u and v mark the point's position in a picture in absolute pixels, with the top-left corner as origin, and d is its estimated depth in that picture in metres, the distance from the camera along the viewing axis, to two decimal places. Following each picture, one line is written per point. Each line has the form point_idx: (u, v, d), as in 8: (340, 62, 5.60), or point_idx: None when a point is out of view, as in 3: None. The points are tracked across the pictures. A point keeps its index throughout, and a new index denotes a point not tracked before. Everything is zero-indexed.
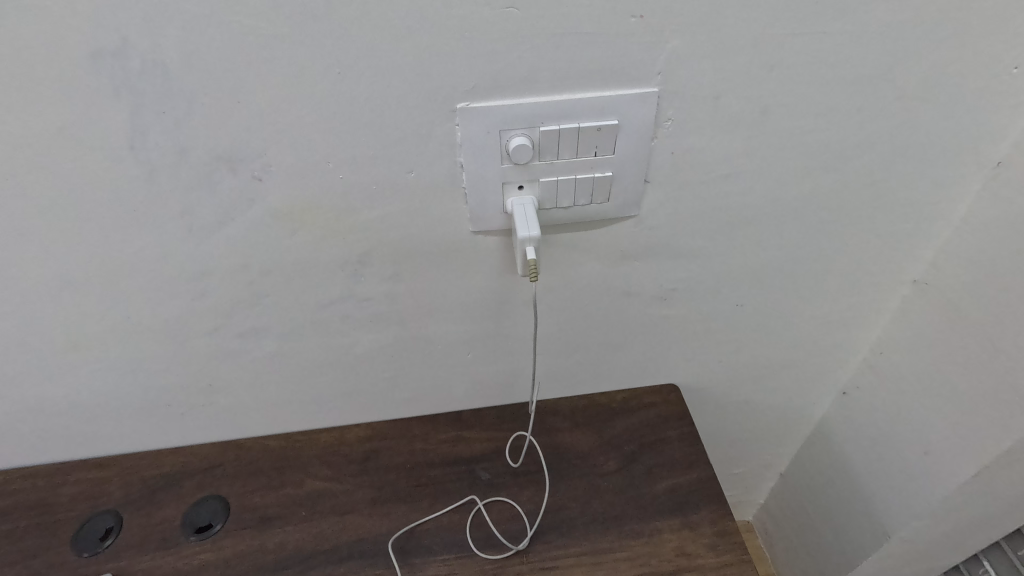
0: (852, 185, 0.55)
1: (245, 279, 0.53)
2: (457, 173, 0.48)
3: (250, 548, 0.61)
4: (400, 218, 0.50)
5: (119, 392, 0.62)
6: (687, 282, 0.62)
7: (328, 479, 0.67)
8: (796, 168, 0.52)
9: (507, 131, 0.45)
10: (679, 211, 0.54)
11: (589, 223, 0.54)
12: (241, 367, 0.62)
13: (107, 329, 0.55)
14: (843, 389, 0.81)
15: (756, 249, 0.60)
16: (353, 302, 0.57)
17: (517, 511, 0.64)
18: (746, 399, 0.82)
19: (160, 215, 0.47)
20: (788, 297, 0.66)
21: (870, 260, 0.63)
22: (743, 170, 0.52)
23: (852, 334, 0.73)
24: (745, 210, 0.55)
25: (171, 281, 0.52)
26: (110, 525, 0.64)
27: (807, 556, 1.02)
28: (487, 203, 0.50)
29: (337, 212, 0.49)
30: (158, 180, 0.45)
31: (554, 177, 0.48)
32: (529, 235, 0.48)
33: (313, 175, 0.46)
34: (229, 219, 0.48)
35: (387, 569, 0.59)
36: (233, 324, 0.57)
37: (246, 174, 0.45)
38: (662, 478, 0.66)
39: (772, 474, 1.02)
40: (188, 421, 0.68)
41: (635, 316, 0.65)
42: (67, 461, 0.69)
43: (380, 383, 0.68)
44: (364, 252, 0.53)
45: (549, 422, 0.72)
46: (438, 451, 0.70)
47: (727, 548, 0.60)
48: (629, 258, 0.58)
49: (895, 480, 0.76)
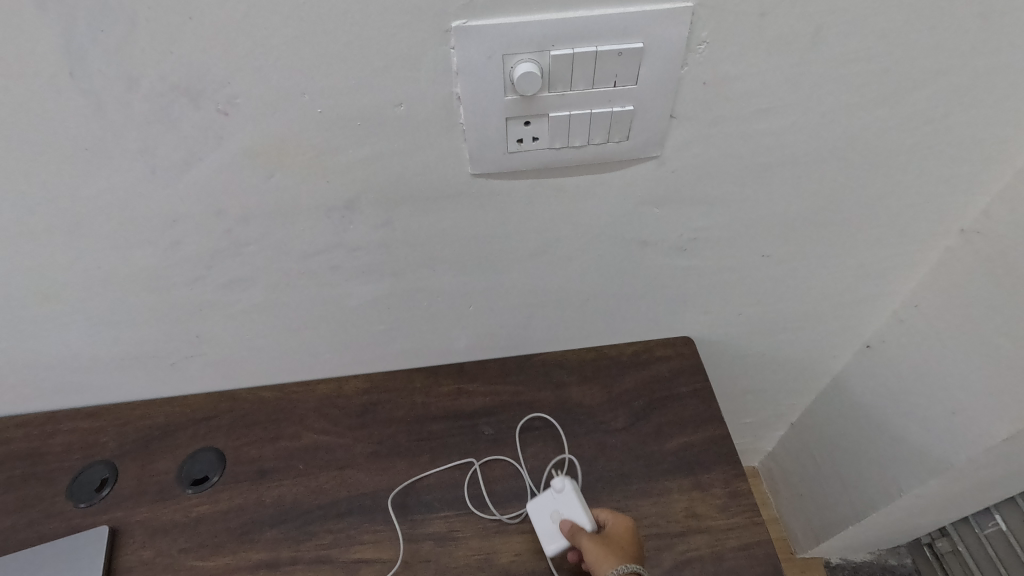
0: (910, 122, 0.48)
1: (222, 226, 0.48)
2: (453, 106, 0.41)
3: (247, 501, 0.60)
4: (391, 158, 0.45)
5: (101, 343, 0.59)
6: (710, 231, 0.56)
7: (325, 432, 0.65)
8: (845, 101, 0.45)
9: (512, 56, 0.38)
10: (707, 152, 0.48)
11: (604, 165, 0.48)
12: (228, 318, 0.58)
13: (78, 278, 0.51)
14: (867, 342, 0.77)
15: (791, 194, 0.53)
16: (343, 252, 0.52)
17: (518, 469, 0.62)
18: (763, 352, 0.78)
19: (117, 154, 0.41)
20: (820, 245, 0.60)
21: (915, 206, 0.57)
22: (785, 104, 0.45)
23: (886, 284, 0.67)
24: (781, 151, 0.49)
25: (141, 227, 0.47)
26: (105, 476, 0.63)
27: (810, 504, 1.02)
28: (489, 141, 0.44)
29: (317, 152, 0.43)
30: (108, 112, 0.39)
31: (565, 112, 0.42)
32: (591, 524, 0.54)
33: (288, 109, 0.40)
34: (197, 160, 0.43)
35: (387, 525, 0.58)
36: (214, 274, 0.52)
37: (210, 108, 0.39)
38: (673, 436, 0.63)
39: (782, 424, 0.99)
40: (178, 372, 0.64)
41: (651, 267, 0.60)
42: (58, 409, 0.67)
43: (376, 334, 0.63)
44: (351, 196, 0.47)
45: (555, 374, 0.69)
46: (439, 404, 0.67)
47: (738, 510, 0.58)
48: (648, 204, 0.52)
49: (914, 439, 0.73)
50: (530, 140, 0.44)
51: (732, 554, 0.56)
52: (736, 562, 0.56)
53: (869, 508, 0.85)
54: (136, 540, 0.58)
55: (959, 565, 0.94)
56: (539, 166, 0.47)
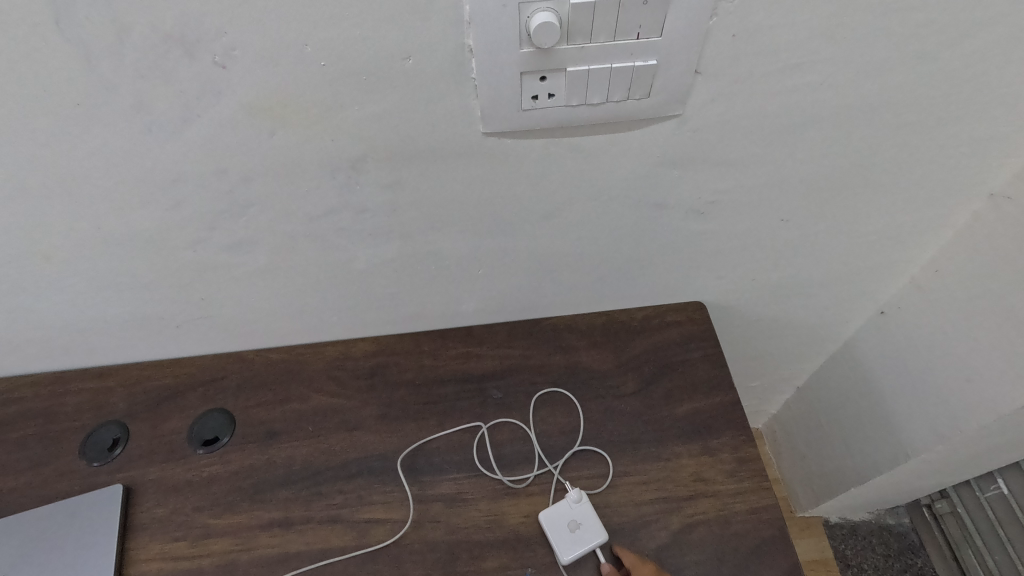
0: (948, 80, 0.45)
1: (223, 186, 0.46)
2: (465, 59, 0.39)
3: (258, 462, 0.61)
4: (398, 115, 0.42)
5: (105, 305, 0.58)
6: (730, 194, 0.54)
7: (334, 395, 0.65)
8: (883, 56, 0.43)
9: (529, 4, 0.36)
10: (731, 111, 0.45)
11: (623, 124, 0.45)
12: (233, 281, 0.57)
13: (79, 240, 0.50)
14: (882, 307, 0.76)
15: (817, 155, 0.51)
16: (349, 214, 0.51)
17: (527, 433, 0.62)
18: (775, 316, 0.77)
19: (111, 109, 0.39)
20: (841, 209, 0.58)
21: (945, 169, 0.54)
22: (818, 58, 0.42)
23: (906, 250, 0.65)
24: (810, 110, 0.46)
25: (139, 186, 0.45)
26: (117, 435, 0.63)
27: (814, 465, 1.03)
28: (502, 97, 0.41)
29: (321, 108, 0.41)
30: (99, 65, 0.36)
31: (583, 66, 0.40)
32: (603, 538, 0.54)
33: (291, 63, 0.38)
34: (195, 116, 0.40)
35: (397, 487, 0.59)
36: (218, 235, 0.51)
37: (207, 60, 0.37)
38: (682, 401, 0.63)
39: (789, 387, 0.99)
40: (185, 334, 0.64)
41: (666, 231, 0.58)
42: (67, 369, 0.67)
43: (383, 297, 0.62)
44: (357, 156, 0.45)
45: (565, 338, 0.68)
46: (447, 367, 0.66)
47: (746, 475, 0.58)
48: (666, 166, 0.50)
49: (925, 405, 0.72)
50: (545, 96, 0.42)
51: (739, 518, 0.56)
52: (743, 525, 0.56)
53: (875, 471, 0.85)
54: (150, 498, 0.59)
55: (957, 525, 0.96)
56: (554, 124, 0.44)
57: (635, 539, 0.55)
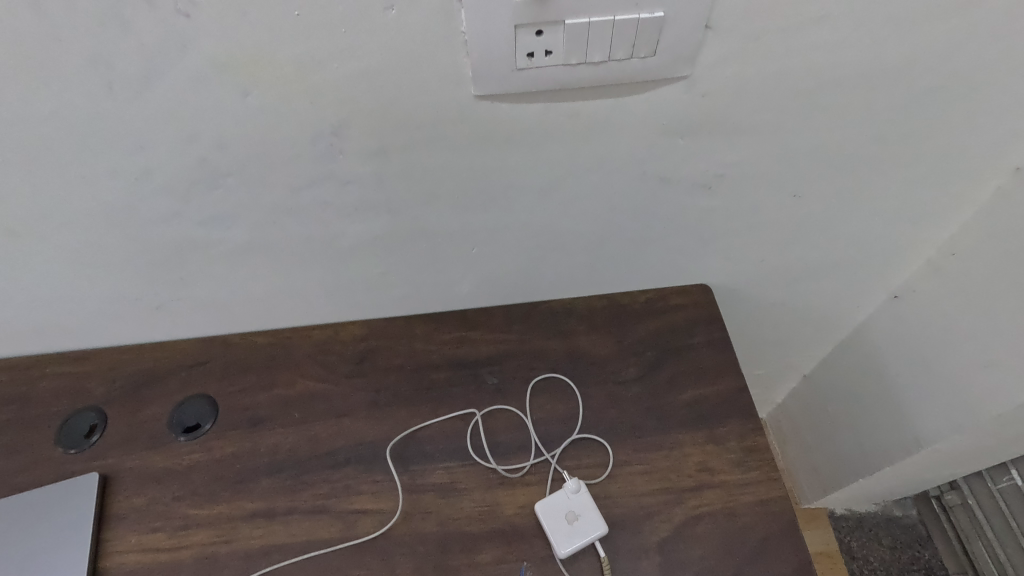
0: (979, 39, 0.42)
1: (196, 153, 0.43)
2: (453, 10, 0.36)
3: (241, 450, 0.58)
4: (383, 75, 0.39)
5: (78, 284, 0.55)
6: (739, 166, 0.51)
7: (322, 380, 0.62)
8: (909, 9, 0.39)
9: None
10: (743, 73, 0.42)
11: (626, 88, 0.42)
12: (213, 258, 0.54)
13: (45, 212, 0.47)
14: (895, 292, 0.72)
15: (834, 123, 0.48)
16: (333, 186, 0.47)
17: (523, 420, 0.59)
18: (784, 301, 0.74)
19: (67, 64, 0.36)
20: (857, 185, 0.55)
21: (969, 140, 0.51)
22: (839, 12, 0.39)
23: (923, 229, 0.62)
24: (829, 72, 0.43)
25: (105, 153, 0.42)
26: (94, 422, 0.60)
27: (820, 456, 1.00)
28: (495, 54, 0.38)
29: (298, 66, 0.38)
30: (50, 12, 0.33)
31: (583, 19, 0.36)
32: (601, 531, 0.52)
33: (262, 12, 0.34)
34: (160, 73, 0.37)
35: (387, 476, 0.56)
36: (194, 209, 0.48)
37: (167, 7, 0.34)
38: (687, 388, 0.60)
39: (796, 375, 0.96)
40: (165, 316, 0.61)
41: (672, 207, 0.55)
42: (42, 354, 0.64)
43: (373, 278, 0.59)
44: (339, 121, 0.42)
45: (563, 322, 0.65)
46: (440, 352, 0.63)
47: (754, 465, 0.56)
48: (672, 134, 0.47)
49: (940, 393, 0.69)
50: (542, 54, 0.38)
51: (746, 510, 0.54)
52: (751, 518, 0.53)
53: (884, 461, 0.82)
54: (128, 488, 0.57)
55: (968, 517, 0.93)
56: (551, 86, 0.41)
57: (636, 532, 0.53)
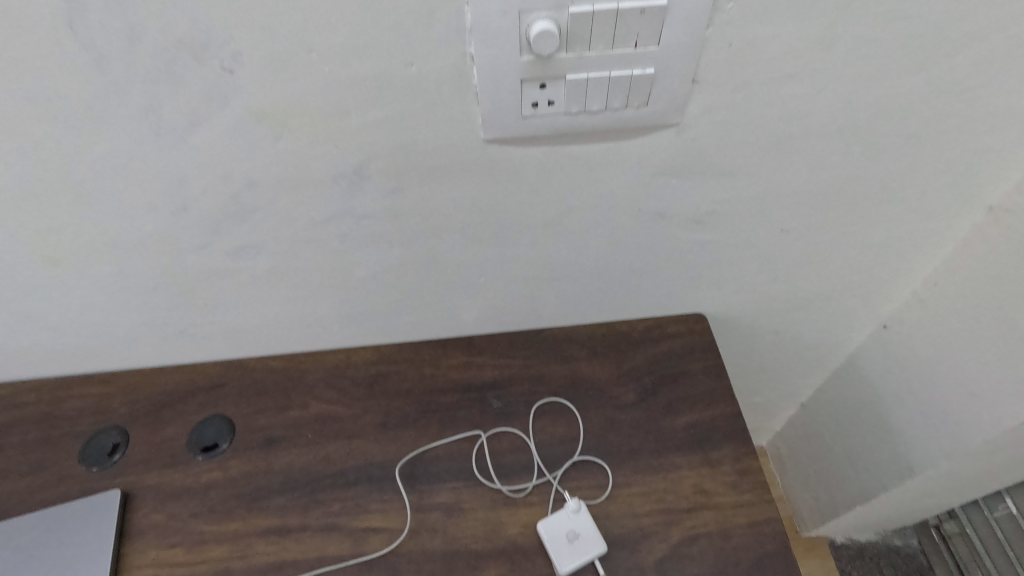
0: (943, 91, 0.46)
1: (228, 191, 0.47)
2: (467, 68, 0.40)
3: (256, 469, 0.60)
4: (402, 122, 0.43)
5: (109, 310, 0.58)
6: (728, 204, 0.55)
7: (334, 402, 0.65)
8: (878, 65, 0.43)
9: (528, 12, 0.37)
10: (729, 120, 0.46)
11: (622, 133, 0.46)
12: (236, 286, 0.57)
13: (86, 242, 0.50)
14: (884, 322, 0.75)
15: (815, 165, 0.51)
16: (352, 220, 0.51)
17: (526, 442, 0.61)
18: (777, 330, 0.77)
19: (121, 112, 0.40)
20: (840, 222, 0.59)
21: (944, 180, 0.55)
22: (814, 69, 0.43)
23: (907, 262, 0.65)
24: (808, 120, 0.47)
25: (147, 190, 0.46)
26: (117, 441, 0.63)
27: (819, 484, 1.01)
28: (503, 104, 0.42)
29: (325, 114, 0.42)
30: (109, 68, 0.37)
31: (582, 75, 0.41)
32: (600, 550, 0.54)
33: (296, 69, 0.39)
34: (202, 120, 0.41)
35: (394, 495, 0.58)
36: (222, 240, 0.52)
37: (214, 65, 0.38)
38: (683, 413, 0.63)
39: (792, 403, 0.98)
40: (187, 340, 0.64)
41: (667, 240, 0.58)
42: (69, 375, 0.67)
43: (385, 305, 0.63)
44: (360, 162, 0.46)
45: (565, 348, 0.68)
46: (447, 377, 0.66)
47: (748, 487, 0.58)
48: (666, 174, 0.50)
49: (930, 420, 0.72)
50: (545, 104, 0.43)
51: (740, 531, 0.56)
52: (745, 539, 0.55)
53: (880, 488, 0.84)
54: (147, 505, 0.59)
55: (967, 547, 0.94)
56: (554, 132, 0.45)
57: (635, 551, 0.55)
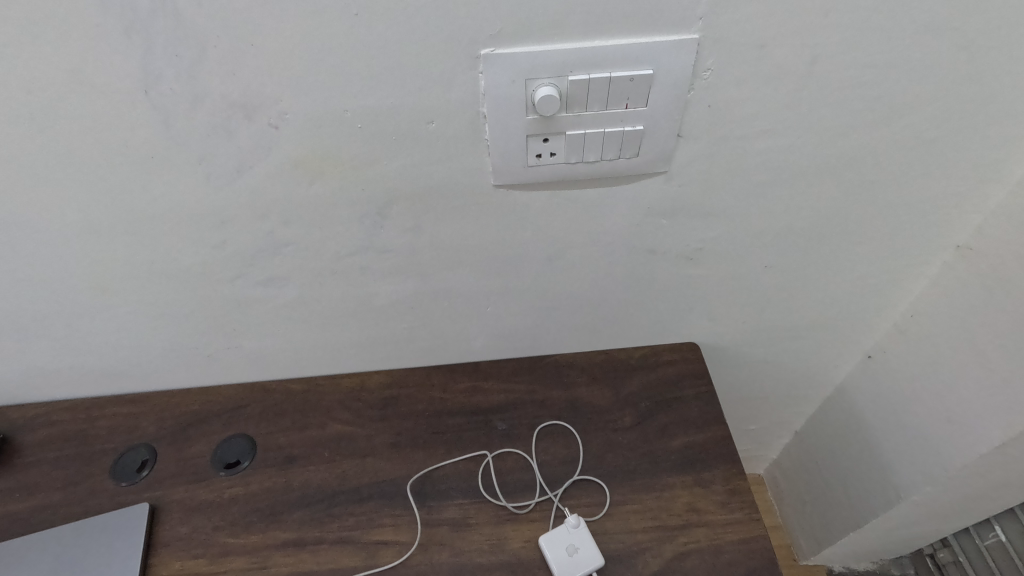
0: (902, 145, 0.52)
1: (264, 228, 0.53)
2: (480, 125, 0.46)
3: (276, 485, 0.65)
4: (421, 169, 0.49)
5: (146, 334, 0.64)
6: (714, 242, 0.60)
7: (349, 423, 0.69)
8: (842, 123, 0.49)
9: (534, 80, 0.43)
10: (712, 169, 0.52)
11: (616, 179, 0.52)
12: (264, 314, 0.63)
13: (133, 273, 0.56)
14: (869, 352, 0.79)
15: (792, 208, 0.57)
16: (373, 254, 0.57)
17: (529, 462, 0.65)
18: (766, 359, 0.81)
19: (178, 160, 0.46)
20: (819, 258, 0.64)
21: (912, 222, 0.60)
22: (785, 126, 0.49)
23: (885, 296, 0.70)
24: (783, 169, 0.52)
25: (192, 227, 0.52)
26: (145, 457, 0.67)
27: (813, 511, 1.04)
28: (510, 155, 0.48)
29: (355, 163, 0.48)
30: (173, 125, 0.44)
31: (580, 131, 0.46)
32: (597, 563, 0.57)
33: (332, 125, 0.45)
34: (247, 168, 0.47)
35: (405, 511, 0.62)
36: (255, 272, 0.57)
37: (263, 121, 0.44)
38: (676, 436, 0.67)
39: (786, 431, 1.02)
40: (215, 364, 0.69)
41: (659, 274, 0.64)
42: (103, 396, 0.72)
43: (399, 332, 0.68)
44: (383, 204, 0.52)
45: (566, 374, 0.72)
46: (455, 400, 0.71)
47: (737, 506, 0.62)
48: (657, 215, 0.56)
49: (913, 446, 0.75)
50: (548, 155, 0.48)
51: (730, 547, 0.59)
52: (735, 554, 0.59)
53: (869, 514, 0.87)
54: (173, 518, 0.63)
55: None
56: (555, 178, 0.51)
57: (631, 565, 0.58)
